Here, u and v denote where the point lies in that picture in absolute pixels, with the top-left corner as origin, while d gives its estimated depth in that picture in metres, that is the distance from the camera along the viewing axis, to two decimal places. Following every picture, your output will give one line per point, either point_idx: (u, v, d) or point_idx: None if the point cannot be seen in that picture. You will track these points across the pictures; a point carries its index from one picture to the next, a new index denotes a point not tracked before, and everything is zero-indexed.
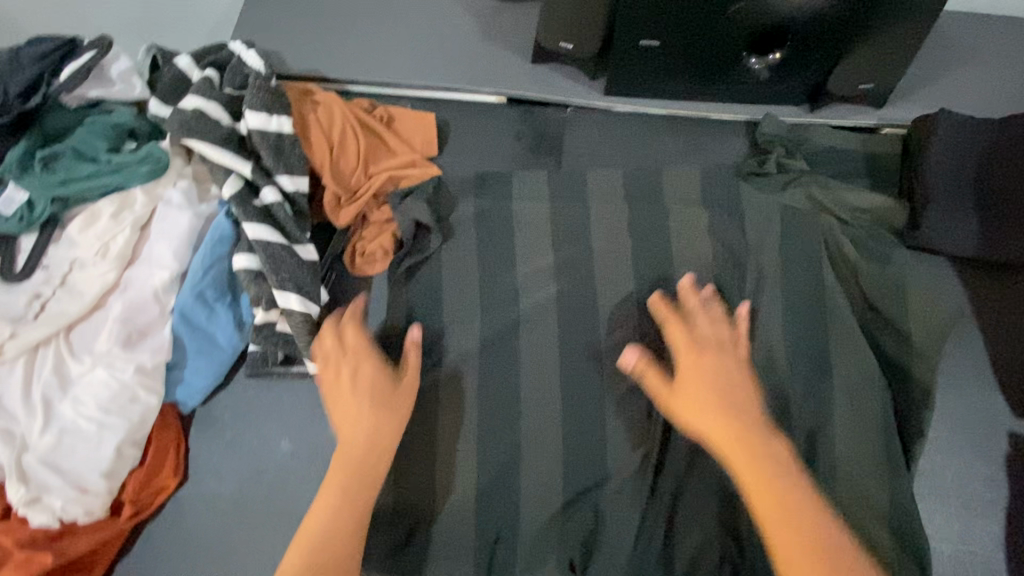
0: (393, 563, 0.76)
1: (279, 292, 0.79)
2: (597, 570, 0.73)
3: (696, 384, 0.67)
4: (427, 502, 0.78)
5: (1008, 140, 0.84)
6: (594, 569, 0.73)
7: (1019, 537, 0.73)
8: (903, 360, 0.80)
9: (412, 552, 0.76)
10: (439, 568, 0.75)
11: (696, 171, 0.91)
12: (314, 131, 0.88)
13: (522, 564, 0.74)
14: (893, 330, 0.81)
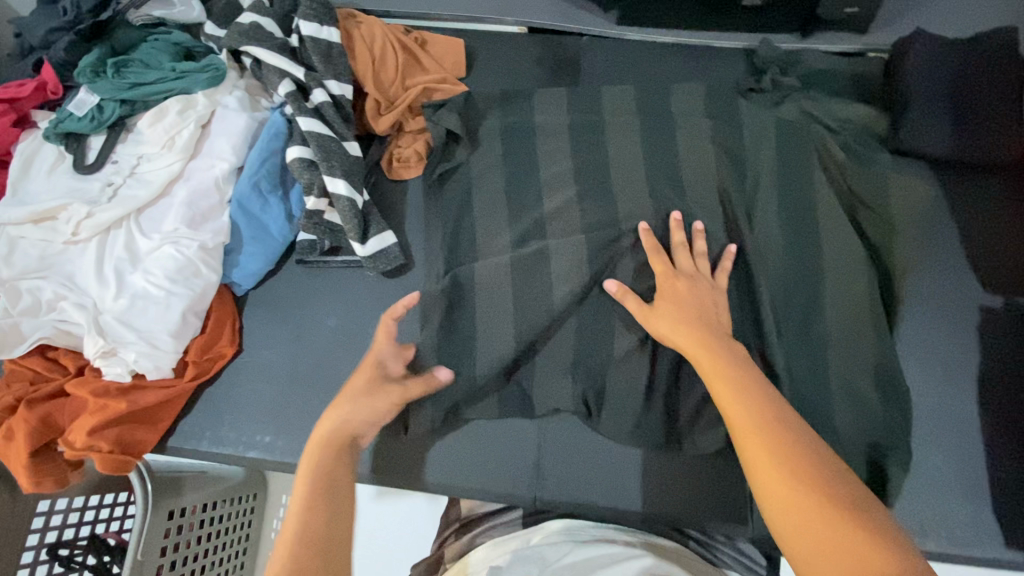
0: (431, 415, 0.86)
1: (329, 178, 0.87)
2: (608, 420, 0.84)
3: (676, 318, 0.76)
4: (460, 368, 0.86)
5: (976, 57, 0.94)
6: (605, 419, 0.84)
7: (988, 392, 0.82)
8: (885, 242, 0.88)
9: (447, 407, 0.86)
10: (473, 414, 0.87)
11: (700, 87, 0.97)
12: (358, 45, 0.97)
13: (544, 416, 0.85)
14: (877, 217, 0.89)
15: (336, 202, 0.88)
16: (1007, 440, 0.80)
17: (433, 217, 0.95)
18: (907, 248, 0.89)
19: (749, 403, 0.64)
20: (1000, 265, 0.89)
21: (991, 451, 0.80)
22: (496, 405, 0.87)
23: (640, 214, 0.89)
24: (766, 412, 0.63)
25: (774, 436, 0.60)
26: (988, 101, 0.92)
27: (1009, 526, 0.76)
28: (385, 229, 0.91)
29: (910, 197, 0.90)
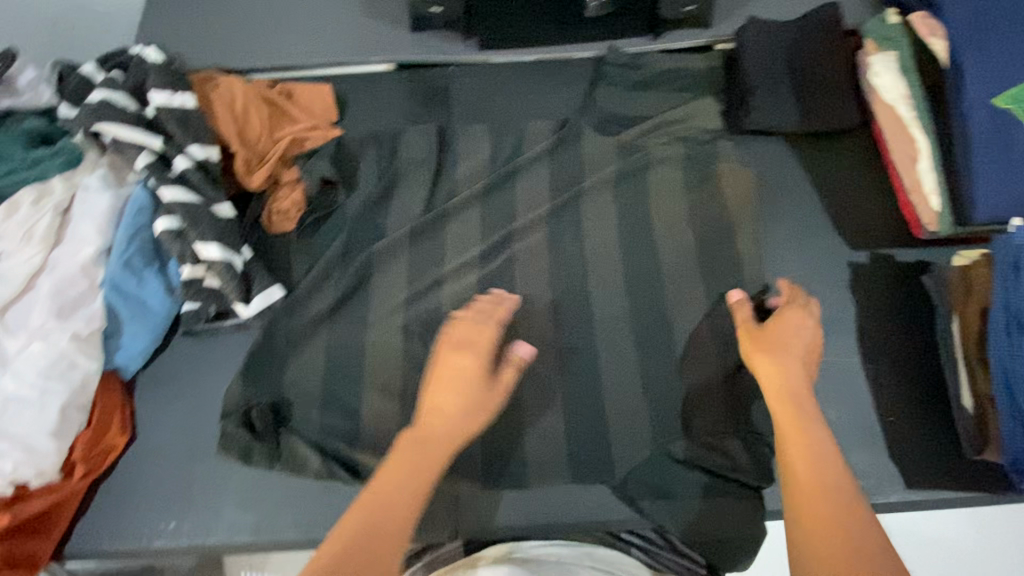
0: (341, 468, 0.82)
1: (200, 243, 0.86)
2: (525, 437, 0.82)
3: (783, 355, 0.75)
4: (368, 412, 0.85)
5: (804, 37, 1.02)
6: (521, 437, 0.82)
7: (868, 342, 0.87)
8: (731, 235, 0.94)
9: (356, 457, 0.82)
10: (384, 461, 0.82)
11: (561, 106, 1.06)
12: (217, 107, 0.97)
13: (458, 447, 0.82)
14: (719, 215, 0.95)
15: (212, 266, 0.87)
16: (891, 385, 0.84)
17: (319, 264, 0.93)
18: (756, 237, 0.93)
19: (806, 450, 0.66)
20: (859, 222, 0.95)
21: (878, 398, 0.84)
22: None
23: (522, 235, 0.96)
24: (816, 460, 0.65)
25: (813, 484, 0.63)
26: (818, 77, 1.00)
27: (904, 467, 0.80)
28: (269, 285, 0.89)
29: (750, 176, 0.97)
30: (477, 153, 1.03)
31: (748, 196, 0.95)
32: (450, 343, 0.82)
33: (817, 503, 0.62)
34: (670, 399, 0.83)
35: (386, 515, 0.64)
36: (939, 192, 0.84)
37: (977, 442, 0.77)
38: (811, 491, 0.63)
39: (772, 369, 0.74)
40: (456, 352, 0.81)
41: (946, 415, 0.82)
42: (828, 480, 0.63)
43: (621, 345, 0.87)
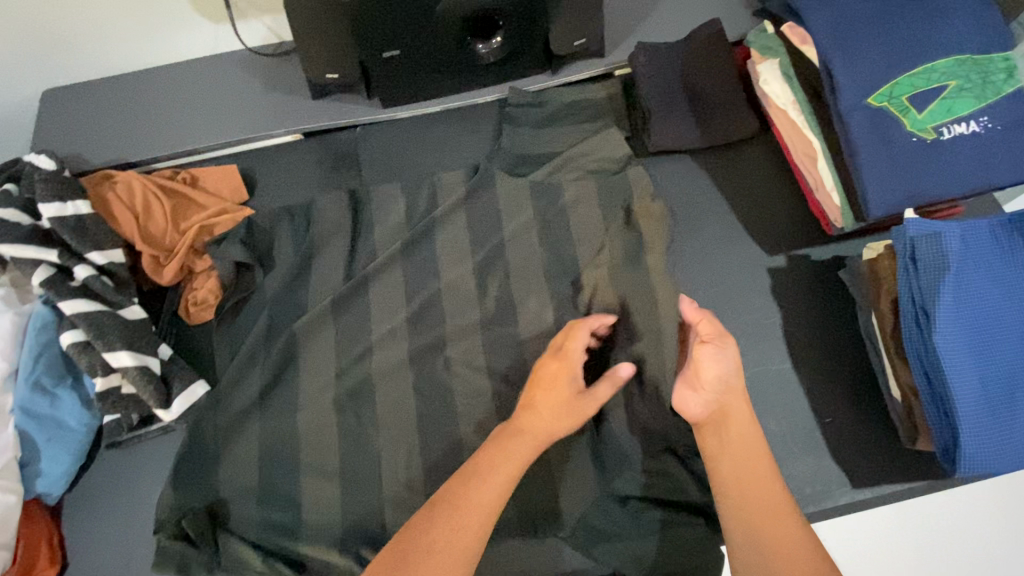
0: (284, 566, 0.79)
1: (109, 353, 0.83)
2: None
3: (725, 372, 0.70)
4: (306, 501, 0.82)
5: (693, 53, 1.04)
6: None
7: (796, 346, 0.88)
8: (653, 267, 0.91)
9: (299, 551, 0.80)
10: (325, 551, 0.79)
11: (471, 155, 1.07)
12: (117, 207, 0.95)
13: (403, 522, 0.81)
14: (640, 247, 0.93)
15: (125, 375, 0.84)
16: (824, 385, 0.85)
17: (242, 351, 0.91)
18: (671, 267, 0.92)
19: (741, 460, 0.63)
20: (772, 227, 0.97)
21: (813, 400, 0.85)
22: (354, 528, 0.81)
23: (446, 291, 0.94)
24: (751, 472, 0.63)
25: (749, 499, 0.61)
26: (711, 91, 1.02)
27: (846, 468, 0.81)
28: (191, 382, 0.88)
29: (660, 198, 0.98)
30: (393, 210, 1.00)
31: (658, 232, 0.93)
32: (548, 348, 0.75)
33: (761, 521, 0.60)
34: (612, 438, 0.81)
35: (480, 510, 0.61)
36: (837, 188, 0.87)
37: (909, 433, 0.78)
38: (749, 511, 0.61)
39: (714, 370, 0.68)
40: (552, 356, 0.73)
41: (879, 407, 0.84)
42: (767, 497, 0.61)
43: None
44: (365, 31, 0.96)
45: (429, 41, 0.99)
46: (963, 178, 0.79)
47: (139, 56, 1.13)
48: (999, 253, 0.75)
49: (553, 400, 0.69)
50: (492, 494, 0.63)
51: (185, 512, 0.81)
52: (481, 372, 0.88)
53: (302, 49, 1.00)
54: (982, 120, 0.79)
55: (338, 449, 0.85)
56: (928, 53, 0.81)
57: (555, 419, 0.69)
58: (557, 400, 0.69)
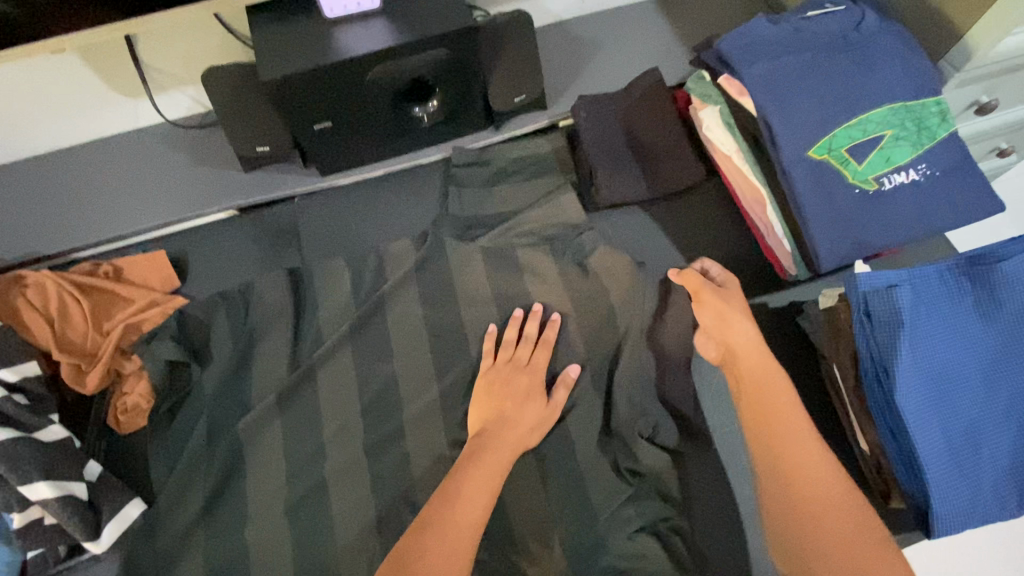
0: None
1: (24, 486, 0.75)
2: None
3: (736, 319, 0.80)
4: None
5: (635, 103, 1.03)
6: None
7: None
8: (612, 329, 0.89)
9: None
10: None
11: (418, 220, 1.03)
12: (29, 314, 0.87)
13: None
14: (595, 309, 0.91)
15: (45, 508, 0.75)
16: None
17: (181, 460, 0.83)
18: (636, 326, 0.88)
19: (791, 449, 0.66)
20: None
21: None
22: None
23: (401, 371, 0.89)
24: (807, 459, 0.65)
25: (799, 483, 0.63)
26: (656, 141, 1.01)
27: None
28: (124, 504, 0.80)
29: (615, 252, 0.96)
30: (339, 288, 0.95)
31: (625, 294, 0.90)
32: (529, 385, 0.82)
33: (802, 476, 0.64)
34: (584, 523, 0.77)
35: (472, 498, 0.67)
36: (787, 237, 0.86)
37: (881, 488, 0.77)
38: (794, 499, 0.63)
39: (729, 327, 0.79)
40: (519, 368, 0.84)
41: (848, 459, 0.83)
42: (819, 480, 0.63)
43: (529, 469, 0.81)
44: (293, 109, 0.90)
45: (363, 111, 0.95)
46: (908, 226, 0.79)
47: (52, 137, 1.05)
48: (950, 299, 0.75)
49: (526, 416, 0.79)
50: (490, 474, 0.71)
51: None
52: (441, 459, 0.83)
53: (229, 125, 0.97)
54: (920, 167, 0.79)
55: (294, 564, 0.78)
56: (863, 104, 0.81)
57: (517, 442, 0.77)
58: (524, 436, 0.78)
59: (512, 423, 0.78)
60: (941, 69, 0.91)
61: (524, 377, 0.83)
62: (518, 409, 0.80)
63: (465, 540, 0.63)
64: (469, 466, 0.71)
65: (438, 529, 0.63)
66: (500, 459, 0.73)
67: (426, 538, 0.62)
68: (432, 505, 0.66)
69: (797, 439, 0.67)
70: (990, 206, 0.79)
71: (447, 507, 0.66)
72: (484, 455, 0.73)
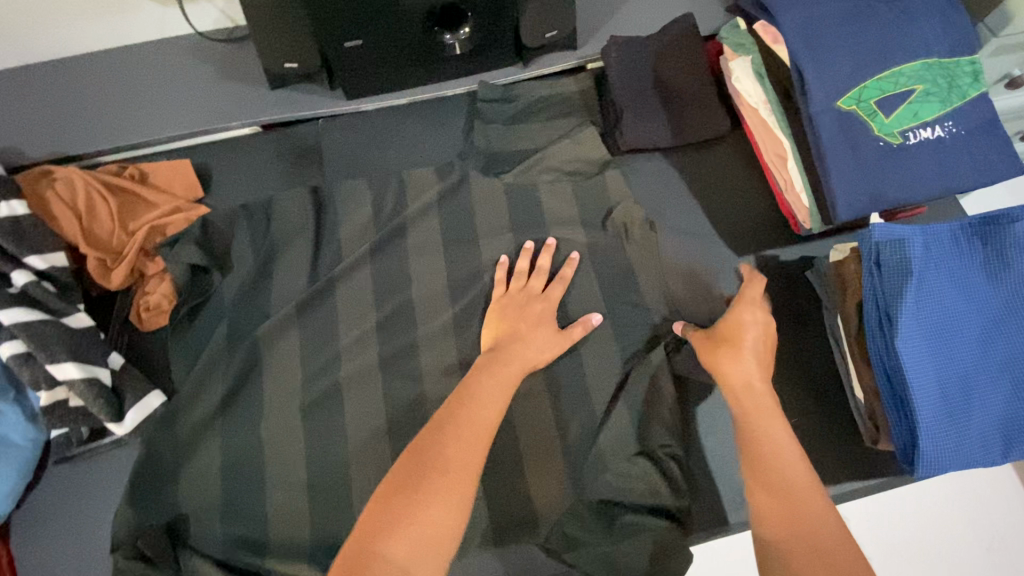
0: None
1: (52, 365, 0.78)
2: None
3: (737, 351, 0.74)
4: (270, 512, 0.80)
5: (667, 48, 1.02)
6: None
7: (765, 348, 0.90)
8: (625, 269, 0.92)
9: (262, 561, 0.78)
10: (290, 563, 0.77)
11: (440, 149, 1.04)
12: (58, 207, 0.89)
13: None
14: (610, 249, 0.93)
15: (70, 388, 0.79)
16: (791, 388, 0.87)
17: (201, 358, 0.86)
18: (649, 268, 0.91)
19: (770, 444, 0.66)
20: (743, 228, 0.97)
21: (778, 399, 0.86)
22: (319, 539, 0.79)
23: (417, 292, 0.92)
24: (783, 454, 0.65)
25: (779, 468, 0.63)
26: (684, 88, 1.01)
27: (816, 470, 0.83)
28: (145, 394, 0.84)
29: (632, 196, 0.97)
30: (359, 210, 0.96)
31: (642, 236, 0.93)
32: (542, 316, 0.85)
33: (774, 464, 0.64)
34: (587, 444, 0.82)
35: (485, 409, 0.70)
36: (807, 190, 0.88)
37: (872, 433, 0.80)
38: (772, 478, 0.63)
39: (740, 366, 0.73)
40: (535, 296, 0.87)
41: (841, 408, 0.86)
42: (794, 476, 0.62)
43: (536, 391, 0.84)
44: (326, 21, 0.90)
45: (394, 32, 0.95)
46: (927, 183, 0.80)
47: (81, 40, 1.05)
48: (959, 258, 0.76)
49: (540, 334, 0.82)
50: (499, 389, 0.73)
51: (145, 529, 0.78)
52: (451, 376, 0.86)
53: (259, 36, 0.96)
54: (947, 125, 0.80)
55: (306, 461, 0.82)
56: (898, 57, 0.81)
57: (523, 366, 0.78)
58: (532, 357, 0.80)
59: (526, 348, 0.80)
60: (979, 32, 0.90)
61: (540, 306, 0.86)
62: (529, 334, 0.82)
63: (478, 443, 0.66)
64: (482, 378, 0.74)
65: (455, 434, 0.66)
66: (505, 389, 0.74)
67: (437, 444, 0.65)
68: (448, 412, 0.69)
69: (777, 435, 0.67)
70: (1010, 168, 0.80)
71: (463, 418, 0.69)
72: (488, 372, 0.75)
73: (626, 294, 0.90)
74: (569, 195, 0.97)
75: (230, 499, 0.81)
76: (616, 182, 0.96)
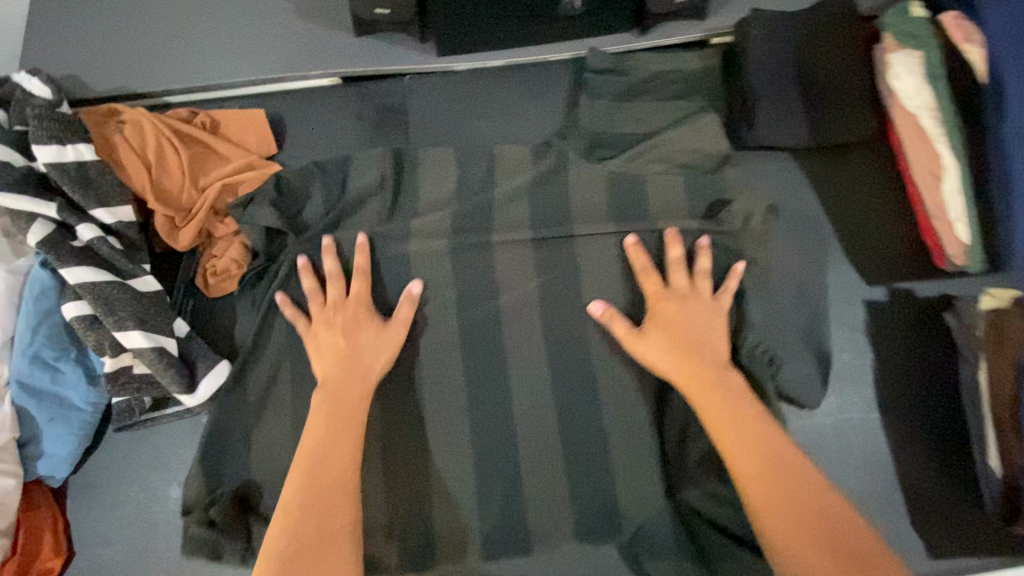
0: None
1: (120, 332, 0.73)
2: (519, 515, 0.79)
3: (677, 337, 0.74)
4: None
5: (813, 31, 0.88)
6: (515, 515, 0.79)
7: (889, 394, 0.80)
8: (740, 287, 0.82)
9: None
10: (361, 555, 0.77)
11: (538, 124, 0.92)
12: (125, 153, 0.80)
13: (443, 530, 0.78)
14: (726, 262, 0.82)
15: (139, 356, 0.73)
16: (912, 442, 0.78)
17: (269, 336, 0.80)
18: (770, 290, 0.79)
19: (761, 451, 0.66)
20: (877, 252, 0.85)
21: (895, 454, 0.78)
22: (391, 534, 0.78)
23: (504, 286, 0.83)
24: (772, 466, 0.65)
25: (773, 481, 0.64)
26: (831, 79, 0.87)
27: (928, 536, 0.75)
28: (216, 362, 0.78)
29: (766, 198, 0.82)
30: (444, 187, 0.85)
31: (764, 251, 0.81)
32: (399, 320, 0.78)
33: (771, 481, 0.64)
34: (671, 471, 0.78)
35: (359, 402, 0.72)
36: (967, 220, 0.78)
37: (1004, 509, 0.72)
38: (769, 491, 0.63)
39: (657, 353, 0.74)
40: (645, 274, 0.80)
41: (965, 472, 0.77)
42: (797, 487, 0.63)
43: (630, 411, 0.80)
44: None
45: None
46: None
47: None
48: None
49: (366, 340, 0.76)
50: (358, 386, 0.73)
51: (215, 500, 0.74)
52: (535, 385, 0.79)
53: None
54: None
55: (379, 456, 0.79)
56: None
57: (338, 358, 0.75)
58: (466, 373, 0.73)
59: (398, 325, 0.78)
60: None
61: (346, 309, 0.78)
62: (349, 339, 0.76)
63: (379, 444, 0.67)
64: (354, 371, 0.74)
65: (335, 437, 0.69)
66: (364, 380, 0.74)
67: (318, 456, 0.68)
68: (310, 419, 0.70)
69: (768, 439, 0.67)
70: None
71: (332, 428, 0.70)
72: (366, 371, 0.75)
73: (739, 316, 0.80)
74: (684, 194, 0.85)
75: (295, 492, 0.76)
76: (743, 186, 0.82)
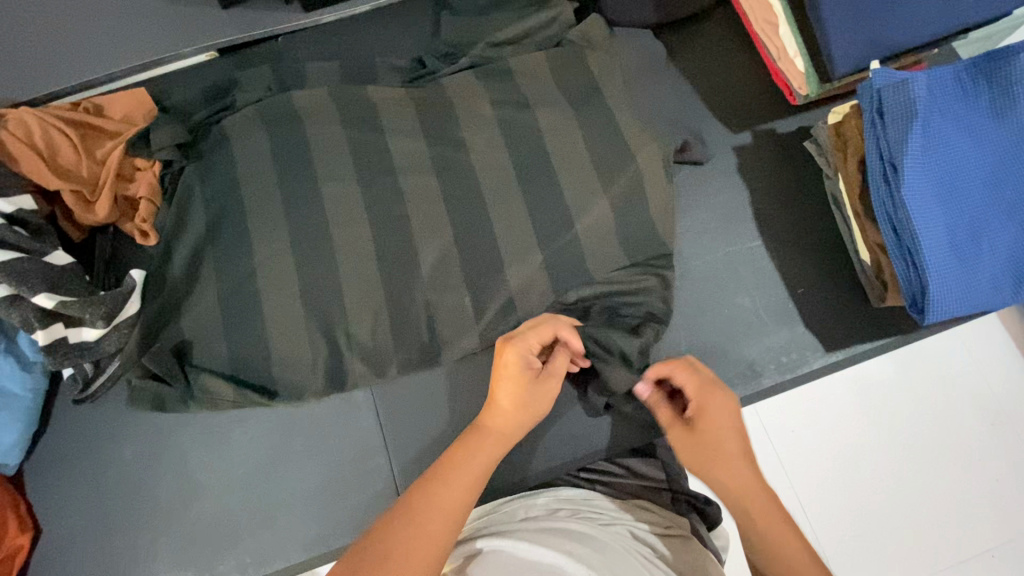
0: (279, 484, 0.81)
1: (38, 299, 0.76)
2: (467, 390, 0.85)
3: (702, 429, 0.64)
4: (296, 423, 0.84)
5: None
6: (456, 388, 0.85)
7: (766, 222, 0.88)
8: (623, 149, 0.87)
9: (295, 469, 0.82)
10: (322, 466, 0.82)
11: (408, 53, 0.98)
12: (13, 145, 0.83)
13: (395, 426, 0.84)
14: (603, 132, 0.88)
15: (66, 312, 0.77)
16: (795, 259, 0.86)
17: (203, 293, 0.84)
18: (644, 150, 0.87)
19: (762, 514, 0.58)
20: (737, 102, 0.93)
21: (780, 269, 0.86)
22: (347, 439, 0.84)
23: (403, 190, 0.87)
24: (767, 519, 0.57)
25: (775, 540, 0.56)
26: None
27: (821, 334, 0.84)
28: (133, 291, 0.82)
29: (622, 77, 0.91)
30: (334, 118, 0.89)
31: (631, 119, 0.89)
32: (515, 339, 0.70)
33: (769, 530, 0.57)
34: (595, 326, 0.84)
35: (497, 425, 0.65)
36: (801, 55, 0.83)
37: (878, 291, 0.79)
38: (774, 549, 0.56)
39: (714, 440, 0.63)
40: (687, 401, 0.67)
41: (845, 271, 0.86)
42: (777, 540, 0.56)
43: (539, 285, 0.85)
44: None
45: None
46: (929, 25, 0.77)
47: None
48: (964, 100, 0.72)
49: (518, 407, 0.66)
50: (485, 445, 0.63)
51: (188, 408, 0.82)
52: (449, 278, 0.84)
53: None
54: None
55: (318, 381, 0.83)
56: None
57: (531, 415, 0.67)
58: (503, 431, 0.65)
59: (511, 353, 0.69)
60: None
61: (264, 199, 0.86)
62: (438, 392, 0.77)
63: (489, 451, 0.63)
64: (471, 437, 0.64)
65: (462, 454, 0.62)
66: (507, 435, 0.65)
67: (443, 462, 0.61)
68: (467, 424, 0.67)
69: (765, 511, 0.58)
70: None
71: (468, 443, 0.63)
72: (496, 411, 0.66)
73: (621, 179, 0.86)
74: (551, 84, 0.91)
75: (255, 419, 0.84)
76: (596, 27, 0.93)
